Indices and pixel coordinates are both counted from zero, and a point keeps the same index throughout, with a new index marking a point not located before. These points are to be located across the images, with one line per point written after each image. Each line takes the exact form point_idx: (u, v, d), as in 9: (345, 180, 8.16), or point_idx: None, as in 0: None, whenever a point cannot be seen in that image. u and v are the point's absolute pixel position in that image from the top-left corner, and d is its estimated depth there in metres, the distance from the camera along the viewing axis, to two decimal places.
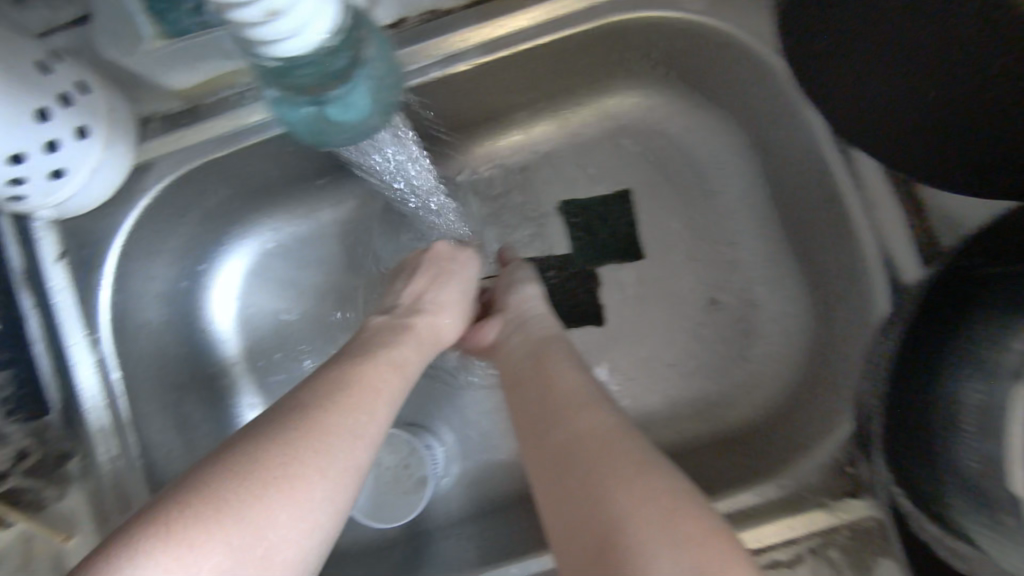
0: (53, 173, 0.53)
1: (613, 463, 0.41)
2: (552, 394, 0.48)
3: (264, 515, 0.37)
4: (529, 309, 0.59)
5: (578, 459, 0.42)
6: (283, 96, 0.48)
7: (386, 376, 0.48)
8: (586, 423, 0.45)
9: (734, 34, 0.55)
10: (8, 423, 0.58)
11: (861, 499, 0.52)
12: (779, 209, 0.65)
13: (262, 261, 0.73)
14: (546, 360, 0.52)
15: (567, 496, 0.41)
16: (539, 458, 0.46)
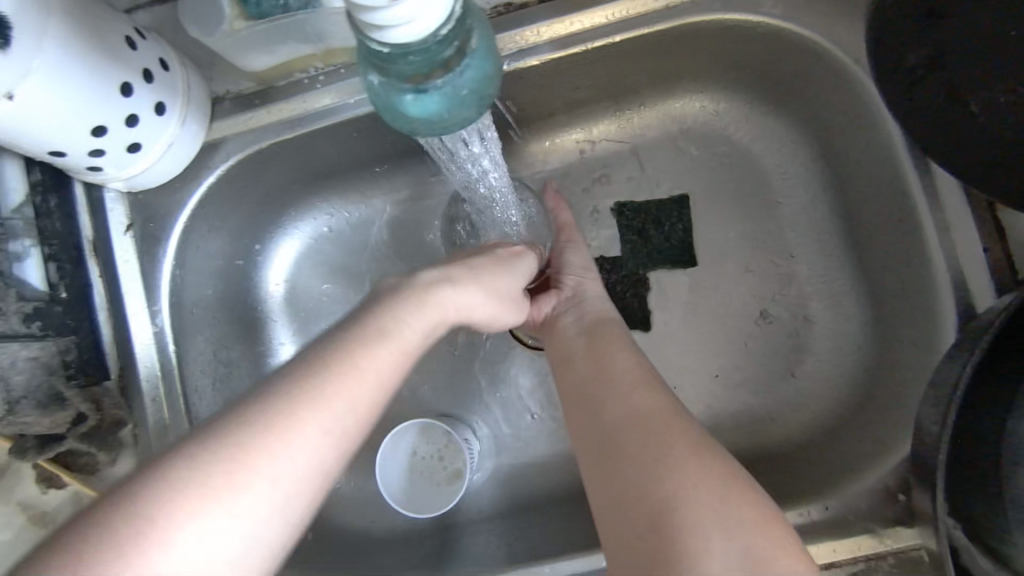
0: (130, 146, 0.55)
1: (672, 443, 0.43)
2: (608, 371, 0.50)
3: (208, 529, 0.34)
4: (588, 292, 0.60)
5: (634, 436, 0.44)
6: (383, 88, 0.34)
7: (372, 355, 0.42)
8: (643, 402, 0.46)
9: (815, 38, 0.56)
10: (68, 388, 0.58)
11: (912, 528, 0.51)
12: (845, 224, 0.64)
13: (312, 243, 0.74)
14: (602, 340, 0.54)
15: (619, 466, 0.43)
16: (591, 429, 0.47)
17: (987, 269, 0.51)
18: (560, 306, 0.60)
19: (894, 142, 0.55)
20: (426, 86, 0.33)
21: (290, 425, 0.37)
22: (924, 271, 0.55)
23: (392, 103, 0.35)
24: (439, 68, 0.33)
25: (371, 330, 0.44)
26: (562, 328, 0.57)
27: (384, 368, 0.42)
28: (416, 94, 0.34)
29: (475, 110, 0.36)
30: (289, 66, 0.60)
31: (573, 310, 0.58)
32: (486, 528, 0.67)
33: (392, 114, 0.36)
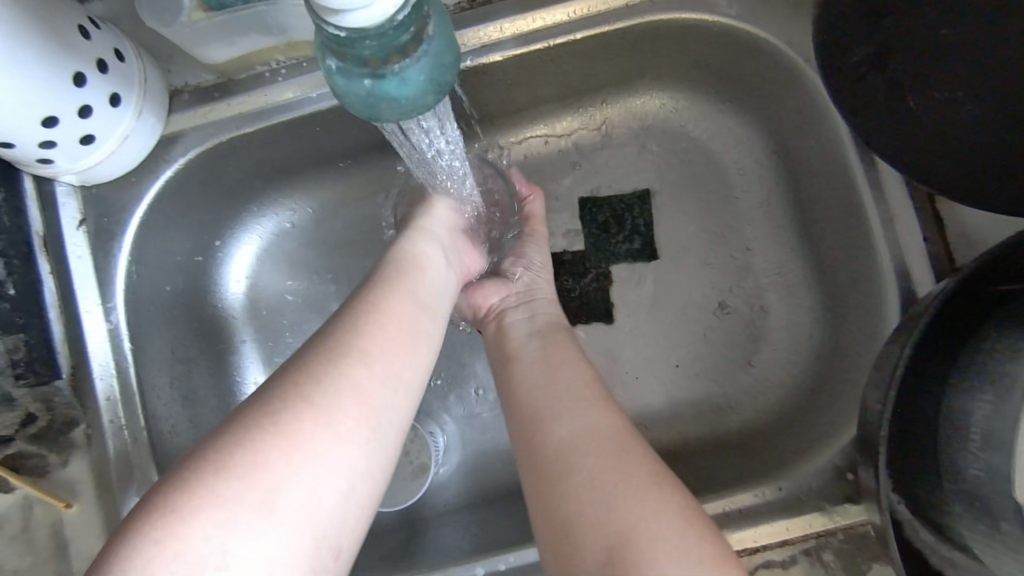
0: (84, 138, 0.54)
1: (630, 465, 0.42)
2: (560, 383, 0.49)
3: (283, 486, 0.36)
4: (538, 291, 0.63)
5: (590, 454, 0.43)
6: (340, 71, 0.35)
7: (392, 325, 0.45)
8: (599, 420, 0.46)
9: (765, 38, 0.59)
10: (16, 387, 0.56)
11: (859, 504, 0.53)
12: (797, 217, 0.67)
13: (274, 240, 0.73)
14: (556, 347, 0.54)
15: (572, 485, 0.42)
16: (539, 444, 0.45)
17: (927, 258, 0.54)
18: (508, 301, 0.61)
19: (841, 138, 0.58)
20: (385, 72, 0.34)
21: (322, 403, 0.39)
22: (869, 261, 0.58)
23: (351, 89, 0.35)
24: (396, 53, 0.33)
25: (377, 309, 0.46)
26: (510, 324, 0.59)
27: (398, 337, 0.45)
28: (375, 80, 0.34)
29: (434, 97, 0.37)
30: (250, 58, 0.59)
31: (523, 307, 0.60)
32: (453, 521, 0.67)
33: (351, 100, 0.36)
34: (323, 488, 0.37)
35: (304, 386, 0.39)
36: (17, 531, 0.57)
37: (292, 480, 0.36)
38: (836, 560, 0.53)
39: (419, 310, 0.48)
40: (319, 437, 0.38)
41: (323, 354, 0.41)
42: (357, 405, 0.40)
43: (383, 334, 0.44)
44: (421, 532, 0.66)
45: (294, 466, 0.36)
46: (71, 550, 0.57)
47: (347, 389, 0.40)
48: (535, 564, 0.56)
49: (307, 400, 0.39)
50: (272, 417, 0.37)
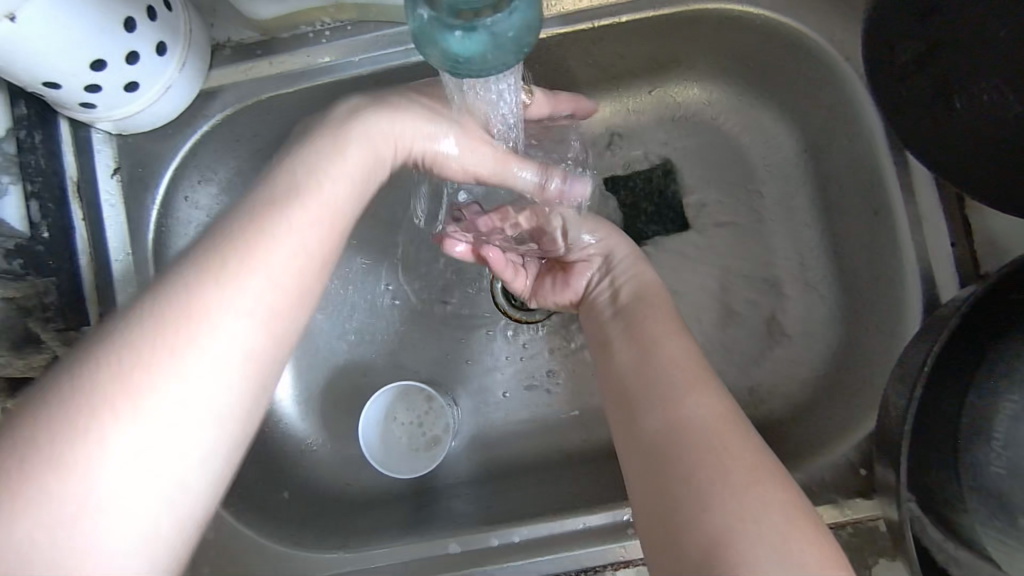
0: (127, 85, 0.54)
1: (727, 464, 0.39)
2: (652, 370, 0.47)
3: (143, 398, 0.34)
4: (615, 253, 0.60)
5: (688, 446, 0.40)
6: (433, 21, 0.35)
7: (299, 221, 0.40)
8: (694, 408, 0.43)
9: (809, 34, 0.59)
10: (43, 329, 0.56)
11: (871, 499, 0.54)
12: (823, 217, 0.67)
13: None
14: (643, 328, 0.52)
15: (665, 481, 0.40)
16: (633, 437, 0.44)
17: (953, 263, 0.55)
18: (596, 278, 0.61)
19: (876, 139, 0.59)
20: (477, 24, 0.35)
21: (194, 312, 0.35)
22: (894, 264, 0.58)
23: (438, 39, 0.35)
24: (488, 7, 0.34)
25: (286, 197, 0.40)
26: (597, 312, 0.58)
27: (300, 232, 0.40)
28: (465, 32, 0.35)
29: (515, 58, 0.36)
30: (296, 18, 0.59)
31: (607, 283, 0.59)
32: (463, 493, 0.68)
33: (434, 52, 0.36)
34: (196, 410, 0.35)
35: (151, 346, 0.34)
36: None
37: (131, 452, 0.33)
38: (844, 552, 0.54)
39: (310, 236, 0.40)
40: (164, 401, 0.34)
41: (180, 302, 0.36)
42: (216, 357, 0.36)
43: (260, 268, 0.38)
44: (432, 501, 0.67)
45: (137, 434, 0.33)
46: None
47: (201, 345, 0.35)
48: (547, 537, 0.57)
49: (153, 360, 0.34)
50: (106, 377, 0.33)
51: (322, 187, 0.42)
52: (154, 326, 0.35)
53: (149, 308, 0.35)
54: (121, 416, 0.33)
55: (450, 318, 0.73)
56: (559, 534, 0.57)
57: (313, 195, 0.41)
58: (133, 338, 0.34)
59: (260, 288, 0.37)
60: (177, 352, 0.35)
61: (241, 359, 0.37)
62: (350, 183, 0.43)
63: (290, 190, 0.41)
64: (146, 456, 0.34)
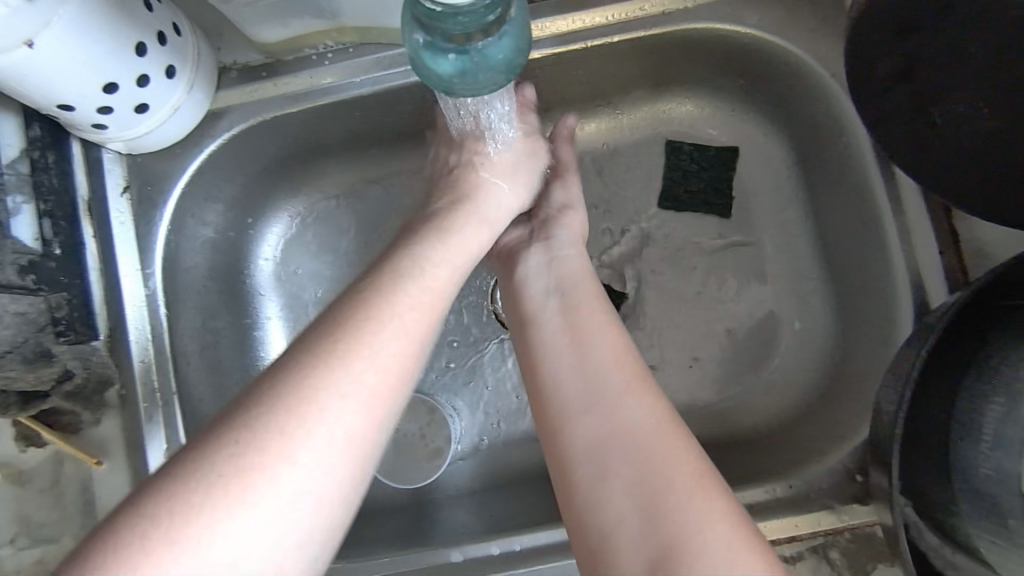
0: (137, 107, 0.56)
1: (668, 472, 0.40)
2: (588, 365, 0.46)
3: (289, 473, 0.35)
4: (561, 228, 0.58)
5: (624, 455, 0.41)
6: (427, 44, 0.37)
7: (411, 305, 0.44)
8: (634, 412, 0.43)
9: (795, 51, 0.61)
10: (56, 344, 0.57)
11: (867, 505, 0.55)
12: (816, 226, 0.69)
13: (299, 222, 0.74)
14: (579, 312, 0.50)
15: (606, 493, 0.41)
16: (568, 439, 0.44)
17: (942, 271, 0.56)
18: (528, 240, 0.58)
19: (865, 151, 0.60)
20: (469, 48, 0.37)
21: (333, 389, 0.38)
22: (885, 272, 0.60)
23: (433, 63, 0.37)
24: (479, 31, 0.36)
25: (398, 279, 0.45)
26: (523, 278, 0.55)
27: (413, 318, 0.43)
28: (458, 55, 0.37)
29: (506, 77, 0.39)
30: (299, 40, 0.61)
31: (541, 248, 0.57)
32: (463, 504, 0.68)
33: (429, 72, 0.38)
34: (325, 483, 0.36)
35: (296, 420, 0.36)
36: (47, 486, 0.59)
37: (270, 515, 0.35)
38: (842, 558, 0.55)
39: (417, 318, 0.44)
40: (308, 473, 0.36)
41: (317, 381, 0.38)
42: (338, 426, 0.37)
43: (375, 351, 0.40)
44: (433, 512, 0.68)
45: (274, 507, 0.35)
46: (97, 505, 0.59)
47: (336, 421, 0.37)
48: (546, 546, 0.58)
49: (293, 435, 0.36)
50: (253, 454, 0.35)
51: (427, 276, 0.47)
52: (291, 408, 0.37)
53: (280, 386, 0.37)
54: (266, 488, 0.35)
55: (451, 329, 0.74)
56: (557, 542, 0.58)
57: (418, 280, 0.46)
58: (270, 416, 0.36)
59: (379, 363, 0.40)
60: (316, 429, 0.37)
61: (359, 435, 0.38)
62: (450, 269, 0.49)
63: (396, 276, 0.45)
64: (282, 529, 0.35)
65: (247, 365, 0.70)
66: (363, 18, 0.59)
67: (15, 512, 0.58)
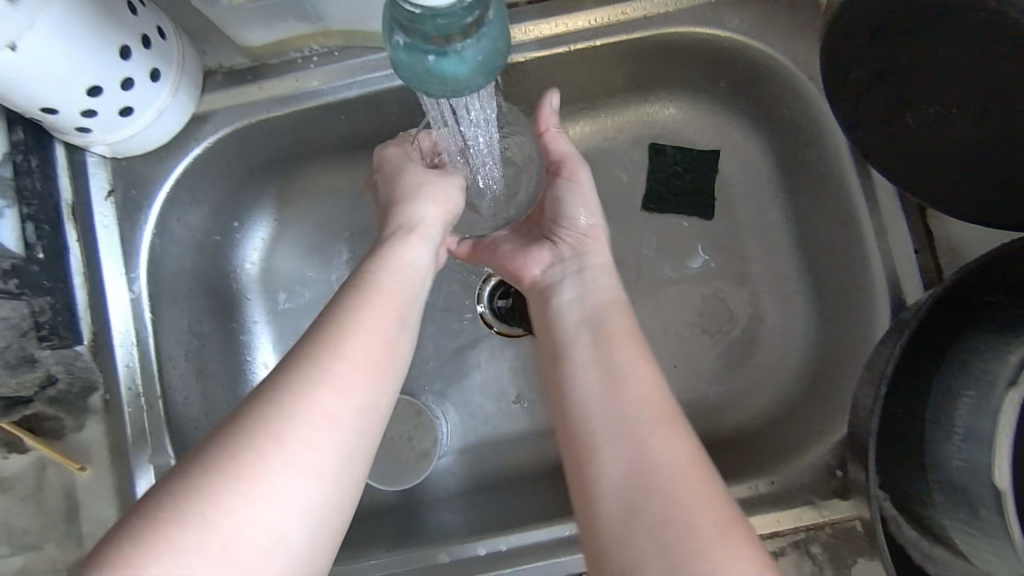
0: (121, 110, 0.56)
1: (695, 513, 0.40)
2: (620, 402, 0.47)
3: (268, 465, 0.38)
4: (588, 253, 0.60)
5: (652, 495, 0.41)
6: (406, 44, 0.37)
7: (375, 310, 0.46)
8: (662, 450, 0.44)
9: (773, 55, 0.63)
10: (39, 349, 0.57)
11: (846, 499, 0.56)
12: (796, 227, 0.70)
13: (296, 240, 0.74)
14: (611, 347, 0.51)
15: (631, 529, 0.40)
16: (592, 475, 0.44)
17: (917, 268, 0.58)
18: (558, 268, 0.60)
19: (842, 155, 0.62)
20: (449, 49, 0.37)
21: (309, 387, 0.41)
22: (863, 271, 0.61)
23: (413, 63, 0.38)
24: (459, 33, 0.37)
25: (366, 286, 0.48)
26: (557, 309, 0.56)
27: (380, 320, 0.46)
28: (438, 56, 0.38)
29: (486, 79, 0.39)
30: (285, 44, 0.62)
31: (573, 279, 0.58)
32: (451, 505, 0.69)
33: (412, 75, 0.39)
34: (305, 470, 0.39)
35: (271, 415, 0.39)
36: (29, 493, 0.58)
37: (256, 508, 0.37)
38: (823, 551, 0.56)
39: (387, 316, 0.47)
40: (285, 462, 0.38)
41: (297, 364, 0.42)
42: (318, 431, 0.40)
43: (348, 358, 0.43)
44: (421, 513, 0.68)
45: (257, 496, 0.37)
46: (81, 512, 0.58)
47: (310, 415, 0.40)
48: (535, 544, 0.58)
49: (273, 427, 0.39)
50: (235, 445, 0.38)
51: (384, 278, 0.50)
52: (272, 409, 0.39)
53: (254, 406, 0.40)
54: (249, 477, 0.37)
55: (440, 331, 0.75)
56: (546, 541, 0.58)
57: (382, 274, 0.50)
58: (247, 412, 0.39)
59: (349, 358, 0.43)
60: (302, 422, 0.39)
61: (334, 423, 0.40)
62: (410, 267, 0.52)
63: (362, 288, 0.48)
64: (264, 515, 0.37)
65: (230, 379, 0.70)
66: (348, 22, 0.59)
67: None
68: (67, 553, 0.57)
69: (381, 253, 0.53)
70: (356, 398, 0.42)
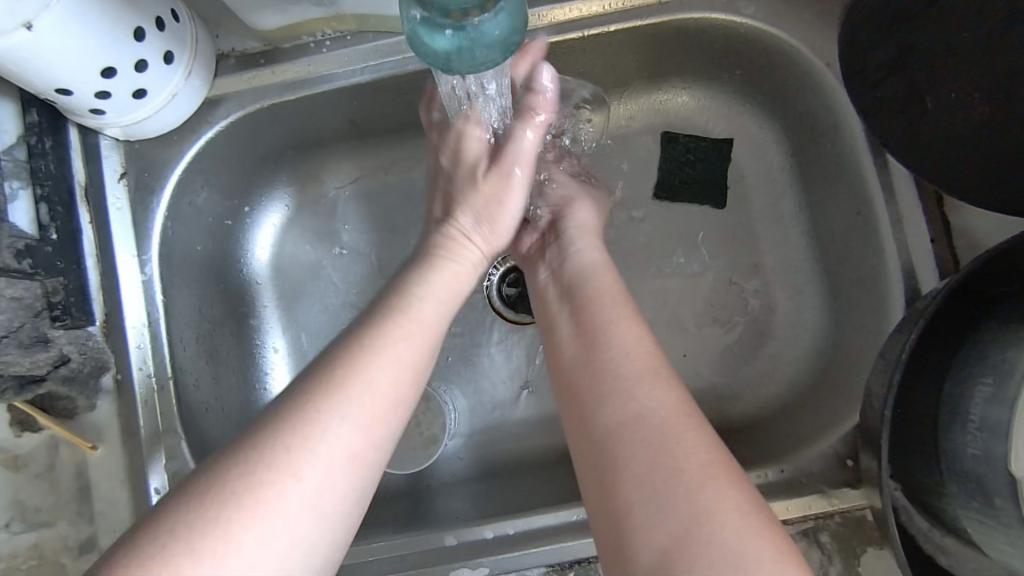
0: (135, 92, 0.56)
1: (681, 461, 0.39)
2: (600, 359, 0.45)
3: (274, 500, 0.37)
4: (569, 221, 0.59)
5: (637, 446, 0.40)
6: (424, 18, 0.38)
7: (405, 342, 0.45)
8: (647, 402, 0.42)
9: (790, 42, 0.62)
10: (52, 329, 0.57)
11: (858, 489, 0.56)
12: (810, 217, 0.69)
13: (293, 219, 0.74)
14: (591, 307, 0.50)
15: (620, 486, 0.39)
16: (582, 433, 0.43)
17: (933, 258, 0.57)
18: (542, 242, 0.60)
19: (857, 143, 0.60)
20: (466, 23, 0.37)
21: (323, 422, 0.39)
22: (877, 260, 0.60)
23: (429, 38, 0.38)
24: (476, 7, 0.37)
25: (395, 313, 0.46)
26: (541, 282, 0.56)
27: (406, 351, 0.44)
28: (455, 31, 0.38)
29: (502, 56, 0.39)
30: (297, 28, 0.62)
31: (553, 250, 0.58)
32: (459, 491, 0.69)
33: (428, 51, 0.39)
34: (313, 508, 0.38)
35: (283, 448, 0.38)
36: (41, 470, 0.59)
37: (259, 543, 0.36)
38: (832, 541, 0.55)
39: (417, 349, 0.45)
40: (291, 497, 0.37)
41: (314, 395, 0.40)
42: (334, 470, 0.39)
43: (371, 391, 0.41)
44: (429, 499, 0.68)
45: (261, 530, 0.36)
46: (93, 490, 0.59)
47: (322, 452, 0.39)
48: (541, 530, 0.58)
49: (285, 461, 0.38)
50: (244, 479, 0.37)
51: (416, 306, 0.48)
52: (285, 440, 0.38)
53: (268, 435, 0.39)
54: (253, 510, 0.36)
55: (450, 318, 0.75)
56: (552, 526, 0.58)
57: (415, 300, 0.48)
58: (263, 439, 0.38)
59: (368, 397, 0.41)
60: (313, 457, 0.38)
61: (346, 459, 0.39)
62: (442, 297, 0.50)
63: (395, 312, 0.46)
64: (265, 551, 0.36)
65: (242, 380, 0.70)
66: (361, 6, 0.59)
67: (9, 497, 0.58)
68: (80, 530, 0.58)
69: (415, 272, 0.51)
70: (372, 442, 0.41)
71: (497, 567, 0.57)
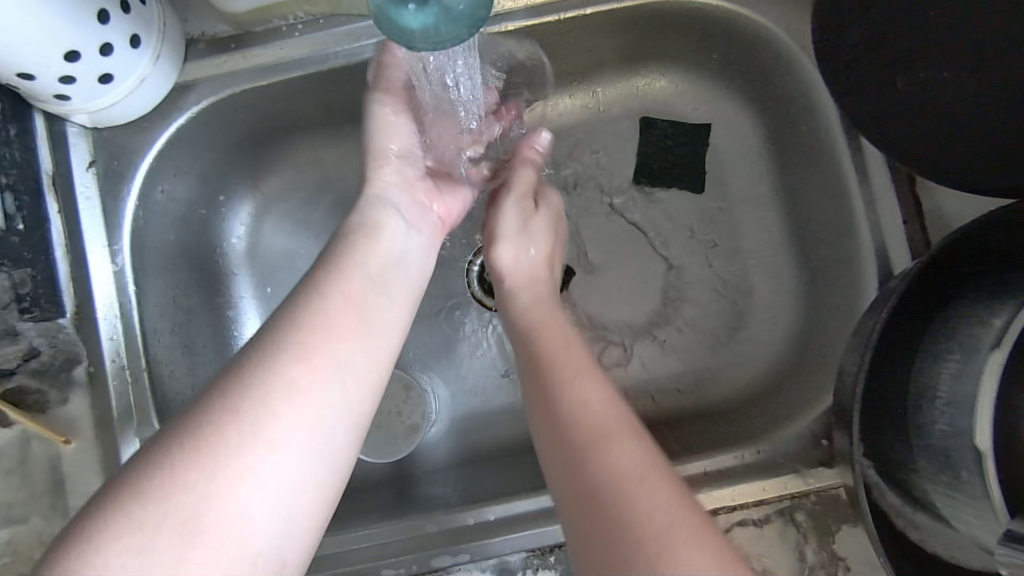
0: (101, 77, 0.55)
1: (643, 518, 0.37)
2: (562, 422, 0.44)
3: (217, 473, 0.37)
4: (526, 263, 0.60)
5: (602, 512, 0.39)
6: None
7: (338, 306, 0.46)
8: (610, 461, 0.41)
9: (767, 26, 0.62)
10: (20, 321, 0.57)
11: (832, 468, 0.57)
12: (787, 201, 0.70)
13: (265, 215, 0.73)
14: (552, 363, 0.49)
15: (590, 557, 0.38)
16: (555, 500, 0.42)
17: (906, 239, 0.58)
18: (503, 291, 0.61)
19: (831, 122, 0.61)
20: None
21: (261, 394, 0.40)
22: (852, 243, 0.61)
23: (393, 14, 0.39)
24: None
25: (327, 276, 0.47)
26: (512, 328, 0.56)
27: (339, 314, 0.45)
28: (417, 6, 0.39)
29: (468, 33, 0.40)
30: (269, 11, 0.61)
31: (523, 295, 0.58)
32: (441, 478, 0.69)
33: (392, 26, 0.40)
34: (268, 474, 0.39)
35: (222, 419, 0.39)
36: (13, 465, 0.58)
37: (216, 513, 0.37)
38: (807, 520, 0.56)
39: (351, 312, 0.46)
40: (241, 466, 0.38)
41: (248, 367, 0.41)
42: (279, 439, 0.39)
43: (306, 357, 0.42)
44: (410, 486, 0.68)
45: (216, 504, 0.37)
46: (67, 484, 0.58)
47: (263, 421, 0.39)
48: (522, 514, 0.59)
49: (222, 436, 0.38)
50: (186, 455, 0.37)
51: (350, 271, 0.48)
52: (217, 413, 0.39)
53: (216, 407, 0.39)
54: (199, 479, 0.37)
55: (430, 306, 0.74)
56: (534, 510, 0.58)
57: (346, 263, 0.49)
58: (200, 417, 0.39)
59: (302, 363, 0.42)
60: (253, 427, 0.39)
61: (290, 425, 0.40)
62: (377, 262, 0.51)
63: (328, 278, 0.47)
64: (224, 518, 0.37)
65: (220, 350, 0.70)
66: None
67: None
68: (54, 525, 0.57)
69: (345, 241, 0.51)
70: (315, 405, 0.41)
71: (478, 552, 0.58)
